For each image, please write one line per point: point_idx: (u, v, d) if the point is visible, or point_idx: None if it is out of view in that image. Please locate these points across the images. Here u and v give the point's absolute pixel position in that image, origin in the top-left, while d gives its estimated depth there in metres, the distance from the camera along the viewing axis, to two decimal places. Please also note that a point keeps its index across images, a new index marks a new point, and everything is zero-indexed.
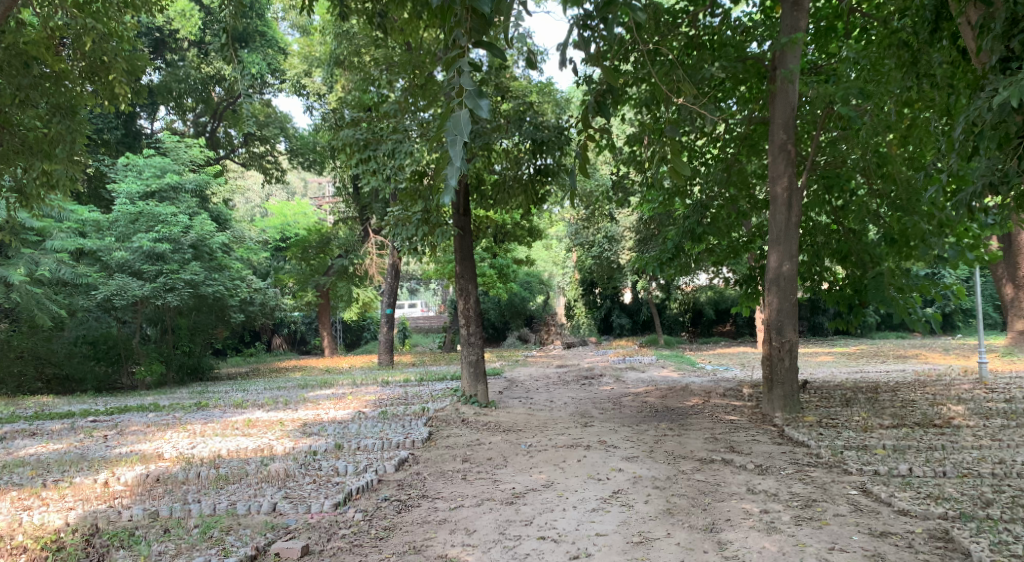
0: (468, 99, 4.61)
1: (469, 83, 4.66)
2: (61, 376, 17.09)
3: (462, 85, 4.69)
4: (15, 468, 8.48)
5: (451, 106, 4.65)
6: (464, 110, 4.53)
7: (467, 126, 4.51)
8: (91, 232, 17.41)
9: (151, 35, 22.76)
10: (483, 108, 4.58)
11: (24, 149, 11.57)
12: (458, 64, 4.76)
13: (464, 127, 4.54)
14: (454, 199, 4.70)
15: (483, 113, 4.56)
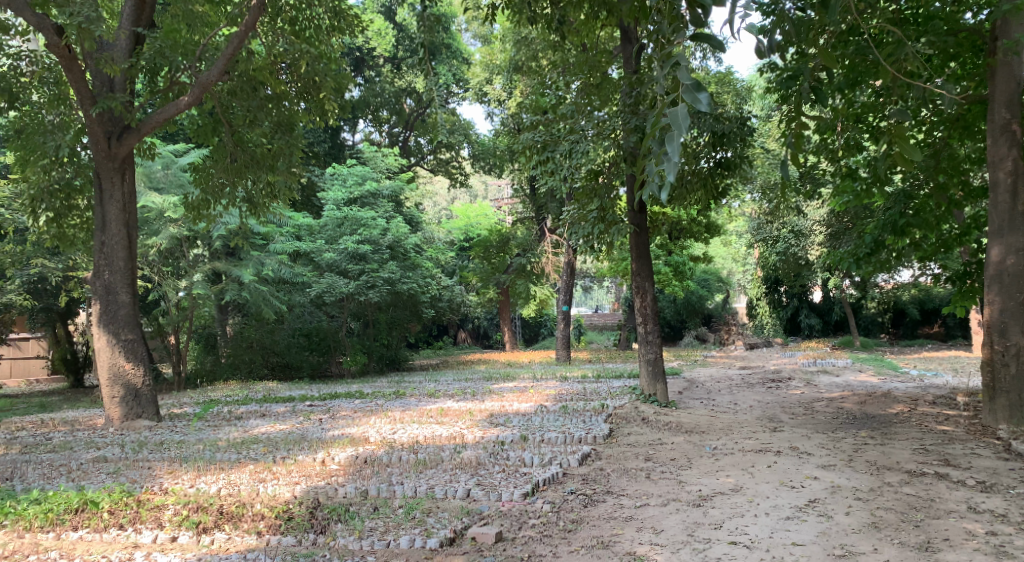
0: (685, 94, 4.36)
1: (686, 75, 4.40)
2: (282, 363, 18.97)
3: (678, 78, 4.44)
4: (251, 443, 9.60)
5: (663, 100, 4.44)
6: (681, 104, 4.31)
7: (685, 120, 4.30)
8: (306, 235, 19.08)
9: (353, 54, 24.53)
10: (701, 102, 4.34)
11: (253, 163, 13.21)
12: (674, 57, 4.50)
13: (682, 122, 4.32)
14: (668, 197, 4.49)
15: (702, 108, 4.31)
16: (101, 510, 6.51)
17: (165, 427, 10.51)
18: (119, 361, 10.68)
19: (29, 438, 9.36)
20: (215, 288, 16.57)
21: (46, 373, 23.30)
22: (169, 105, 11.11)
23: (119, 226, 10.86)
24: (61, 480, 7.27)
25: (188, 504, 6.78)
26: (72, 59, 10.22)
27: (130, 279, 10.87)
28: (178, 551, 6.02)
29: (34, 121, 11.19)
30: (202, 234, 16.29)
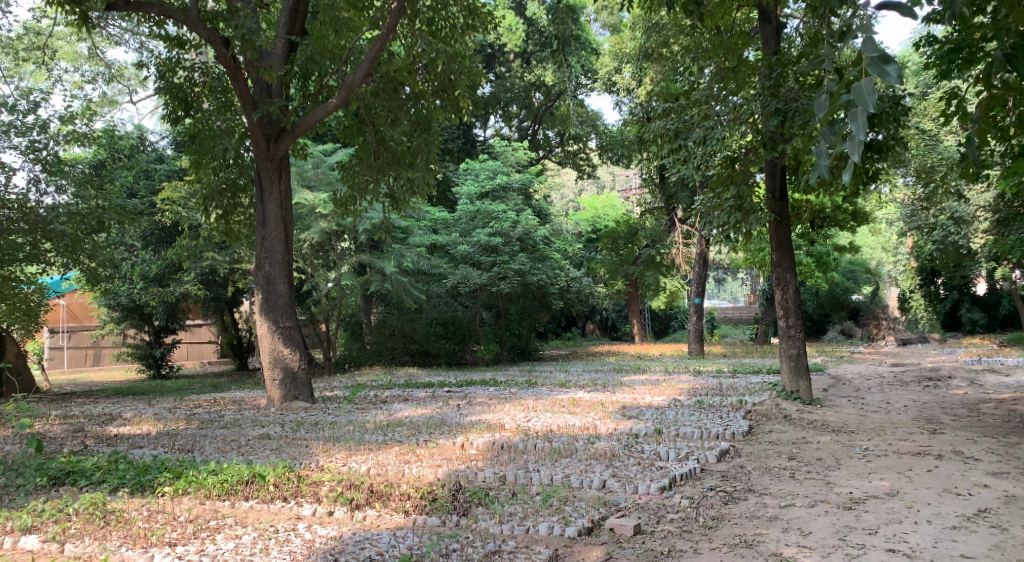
0: (870, 66, 4.23)
1: (870, 46, 4.26)
2: (421, 352, 19.74)
3: (860, 51, 4.29)
4: (395, 426, 10.05)
5: (849, 77, 4.26)
6: (869, 78, 4.12)
7: (871, 95, 4.10)
8: (441, 229, 19.71)
9: (484, 51, 25.06)
10: (891, 75, 4.20)
11: (394, 161, 13.80)
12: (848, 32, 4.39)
13: (868, 97, 4.12)
14: (853, 177, 4.41)
15: (892, 81, 4.18)
16: (267, 482, 6.77)
17: (319, 409, 11.21)
18: (278, 346, 11.48)
19: (203, 415, 10.22)
20: (360, 279, 17.45)
21: (215, 356, 25.43)
22: (320, 107, 11.72)
23: (278, 222, 11.68)
24: (232, 454, 7.87)
25: (342, 480, 6.92)
26: (237, 69, 11.05)
27: (286, 269, 11.66)
28: (335, 524, 6.11)
29: (204, 126, 12.11)
30: (349, 229, 17.18)
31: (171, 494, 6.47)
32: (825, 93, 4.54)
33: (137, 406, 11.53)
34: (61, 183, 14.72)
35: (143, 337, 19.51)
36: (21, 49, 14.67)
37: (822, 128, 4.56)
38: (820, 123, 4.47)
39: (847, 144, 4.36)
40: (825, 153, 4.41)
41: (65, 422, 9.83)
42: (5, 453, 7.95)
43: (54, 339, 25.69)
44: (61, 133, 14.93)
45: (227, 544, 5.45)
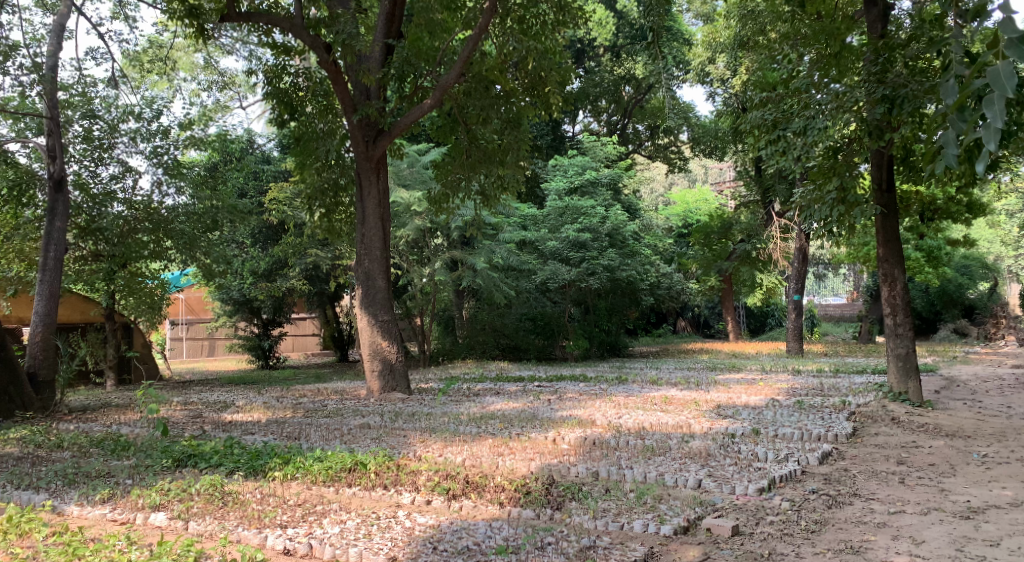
0: (1009, 49, 4.06)
1: (1010, 26, 4.08)
2: (512, 347, 20.00)
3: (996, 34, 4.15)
4: (488, 419, 10.24)
5: (983, 61, 4.13)
6: (1007, 61, 3.97)
7: (1011, 78, 3.94)
8: (531, 225, 19.85)
9: (574, 46, 24.54)
10: None
11: (485, 158, 14.08)
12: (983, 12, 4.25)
13: (1006, 80, 3.97)
14: (987, 167, 4.29)
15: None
16: (369, 471, 7.03)
17: (416, 400, 11.52)
18: (377, 339, 11.89)
19: (308, 404, 10.68)
20: (453, 275, 17.76)
21: (317, 349, 26.42)
22: (415, 107, 11.99)
23: (376, 220, 12.08)
24: (336, 442, 8.22)
25: (438, 471, 7.09)
26: (338, 73, 11.49)
27: (384, 265, 12.04)
28: (433, 513, 6.25)
29: (308, 129, 12.76)
30: (442, 226, 17.53)
31: (280, 479, 6.81)
32: (955, 78, 4.45)
33: (249, 395, 12.16)
34: (181, 184, 15.67)
35: (252, 329, 20.50)
36: (146, 61, 15.65)
37: (951, 117, 4.46)
38: (948, 110, 4.42)
39: (978, 132, 4.30)
40: (953, 141, 4.37)
41: (185, 408, 10.45)
42: (136, 435, 8.57)
43: (173, 331, 27.12)
44: (180, 138, 15.87)
45: (333, 528, 5.70)
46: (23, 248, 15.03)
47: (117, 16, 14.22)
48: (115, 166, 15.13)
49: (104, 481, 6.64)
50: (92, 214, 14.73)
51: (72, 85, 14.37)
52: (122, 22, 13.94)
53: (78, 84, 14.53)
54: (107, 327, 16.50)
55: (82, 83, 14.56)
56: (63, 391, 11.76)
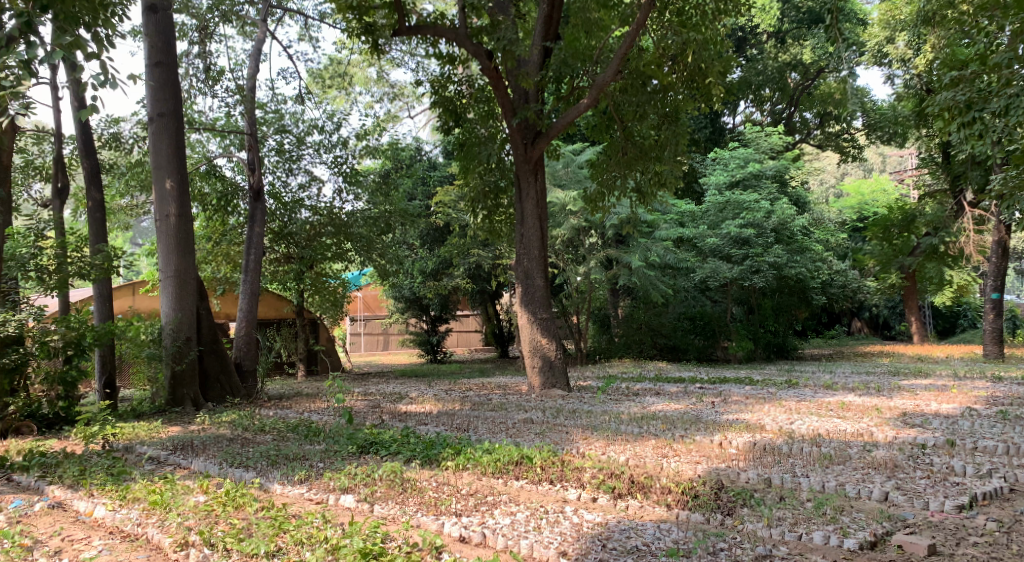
0: None
1: None
2: (671, 346, 19.71)
3: None
4: (650, 419, 10.13)
5: None
6: None
7: None
8: (689, 221, 19.45)
9: (734, 33, 23.44)
10: None
11: (641, 154, 13.81)
12: None
13: None
14: None
15: None
16: (535, 465, 7.14)
17: (576, 397, 11.61)
18: (537, 336, 12.08)
19: (474, 397, 11.05)
20: (610, 273, 17.74)
21: (480, 345, 27.20)
22: (573, 106, 12.07)
23: (535, 221, 12.31)
24: (502, 436, 8.44)
25: (603, 468, 7.06)
26: (499, 78, 11.82)
27: (543, 264, 12.24)
28: (600, 511, 6.24)
29: (469, 134, 13.20)
30: (598, 224, 17.54)
31: (453, 469, 7.07)
32: None
33: (420, 387, 12.74)
34: (358, 191, 16.76)
35: (422, 325, 21.40)
36: (327, 78, 16.80)
37: None
38: None
39: None
40: None
41: (365, 399, 11.12)
42: (324, 423, 9.23)
43: (352, 326, 28.87)
44: (358, 148, 16.86)
45: (504, 519, 5.86)
46: (229, 250, 16.56)
47: (303, 39, 15.35)
48: (303, 176, 16.32)
49: (301, 463, 7.21)
50: (284, 219, 16.19)
51: (267, 104, 15.83)
52: (307, 43, 15.04)
53: (272, 103, 15.90)
54: (297, 323, 17.84)
55: (275, 101, 15.91)
56: (265, 380, 12.83)
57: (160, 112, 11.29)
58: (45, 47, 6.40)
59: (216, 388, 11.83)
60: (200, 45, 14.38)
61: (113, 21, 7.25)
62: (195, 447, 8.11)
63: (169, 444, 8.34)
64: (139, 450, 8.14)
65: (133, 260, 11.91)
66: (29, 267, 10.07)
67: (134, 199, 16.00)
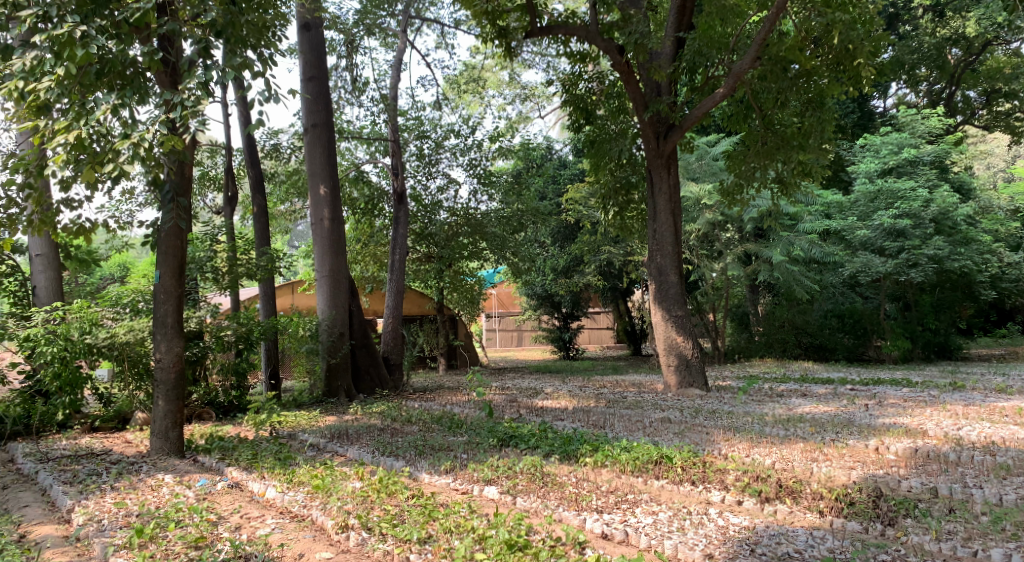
0: None
1: None
2: (817, 345, 18.88)
3: None
4: (797, 422, 9.69)
5: None
6: None
7: None
8: (836, 212, 18.48)
9: (886, 11, 22.05)
10: None
11: (783, 144, 13.12)
12: None
13: None
14: None
15: None
16: (675, 465, 6.95)
17: (715, 397, 11.28)
18: (672, 334, 11.81)
19: (610, 394, 10.96)
20: (750, 269, 17.20)
21: (614, 342, 27.03)
22: (708, 96, 11.71)
23: (668, 215, 12.06)
24: (640, 434, 8.32)
25: (748, 471, 6.78)
26: (631, 72, 11.63)
27: (677, 260, 11.96)
28: (746, 515, 6.01)
29: (602, 131, 13.11)
30: (736, 218, 17.09)
31: (591, 465, 7.00)
32: None
33: (555, 383, 12.78)
34: (492, 192, 17.11)
35: (554, 322, 21.47)
36: (463, 83, 17.16)
37: None
38: None
39: None
40: None
41: (503, 393, 11.26)
42: (466, 415, 9.44)
43: (488, 322, 29.44)
44: (491, 149, 17.10)
45: (646, 518, 5.75)
46: (376, 251, 17.25)
47: (440, 46, 15.71)
48: (441, 178, 16.75)
49: (446, 454, 7.39)
50: (425, 221, 16.78)
51: (408, 112, 16.37)
52: (443, 52, 15.42)
53: (413, 110, 16.42)
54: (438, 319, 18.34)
55: (415, 109, 16.42)
56: (410, 373, 13.26)
57: (314, 123, 11.94)
58: (218, 70, 6.82)
59: (366, 380, 12.32)
60: (348, 58, 15.05)
61: (277, 41, 7.71)
62: (349, 436, 8.48)
63: (328, 432, 8.78)
64: (301, 437, 8.62)
65: (292, 261, 12.63)
66: (206, 269, 11.01)
67: (293, 204, 16.86)
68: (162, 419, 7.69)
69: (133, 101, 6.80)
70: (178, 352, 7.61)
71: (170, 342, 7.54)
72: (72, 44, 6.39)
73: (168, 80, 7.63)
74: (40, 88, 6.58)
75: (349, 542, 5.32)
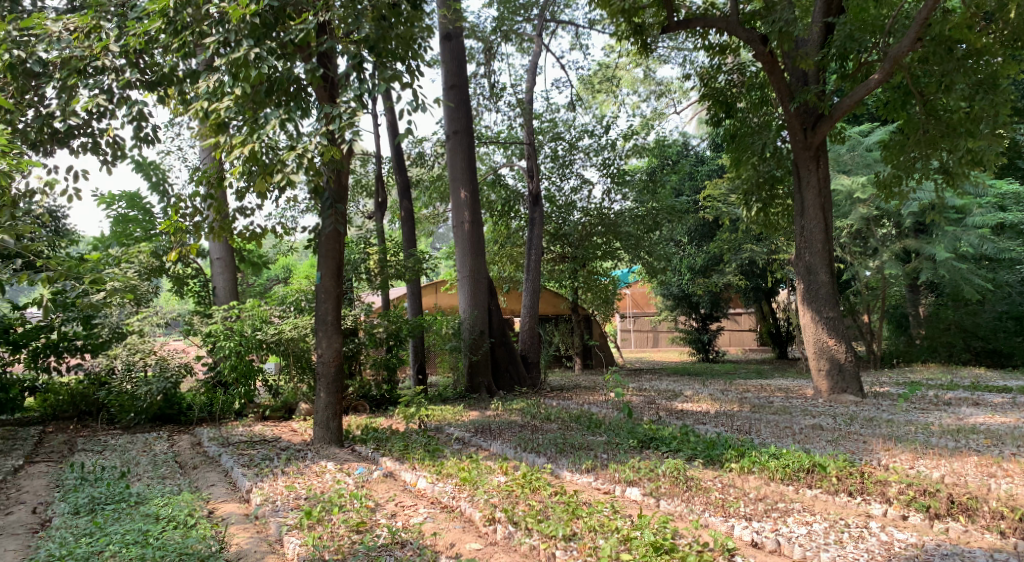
0: None
1: None
2: (989, 350, 17.57)
3: None
4: (969, 433, 9.08)
5: None
6: None
7: None
8: (1011, 204, 17.12)
9: None
10: None
11: (948, 131, 12.29)
12: None
13: None
14: None
15: None
16: (830, 474, 6.68)
17: (872, 405, 10.75)
18: (823, 337, 11.36)
19: (755, 399, 10.68)
20: (910, 267, 16.27)
21: (758, 343, 26.22)
22: (861, 83, 11.16)
23: (817, 212, 11.60)
24: (789, 441, 8.07)
25: (913, 484, 6.43)
26: (774, 63, 11.26)
27: (827, 259, 11.49)
28: (913, 531, 5.73)
29: (744, 125, 12.79)
30: (894, 214, 16.46)
31: (738, 471, 6.87)
32: None
33: (696, 386, 12.55)
34: (626, 191, 17.00)
35: (692, 323, 21.08)
36: (597, 83, 17.22)
37: None
38: None
39: None
40: None
41: (643, 394, 11.22)
42: (605, 415, 9.48)
43: (624, 323, 29.32)
44: (625, 148, 17.02)
45: (799, 529, 5.61)
46: (512, 251, 17.52)
47: (574, 47, 15.79)
48: (575, 179, 16.84)
49: (586, 453, 7.47)
50: (559, 221, 16.94)
51: (543, 114, 16.58)
52: (578, 53, 15.53)
53: (547, 112, 16.62)
54: (574, 318, 18.44)
55: (550, 110, 16.61)
56: (548, 371, 13.42)
57: (454, 129, 12.35)
58: (372, 83, 7.20)
59: (506, 377, 12.60)
60: (486, 65, 15.42)
61: (424, 53, 8.04)
62: (493, 431, 8.73)
63: (472, 426, 9.08)
64: (447, 431, 8.95)
65: (435, 262, 13.11)
66: (359, 271, 11.70)
67: (435, 209, 17.37)
68: (324, 410, 8.21)
69: (297, 115, 7.32)
70: (337, 348, 8.11)
71: (330, 338, 8.06)
72: (247, 66, 6.99)
73: (326, 93, 8.15)
74: (222, 107, 7.17)
75: (497, 536, 5.50)
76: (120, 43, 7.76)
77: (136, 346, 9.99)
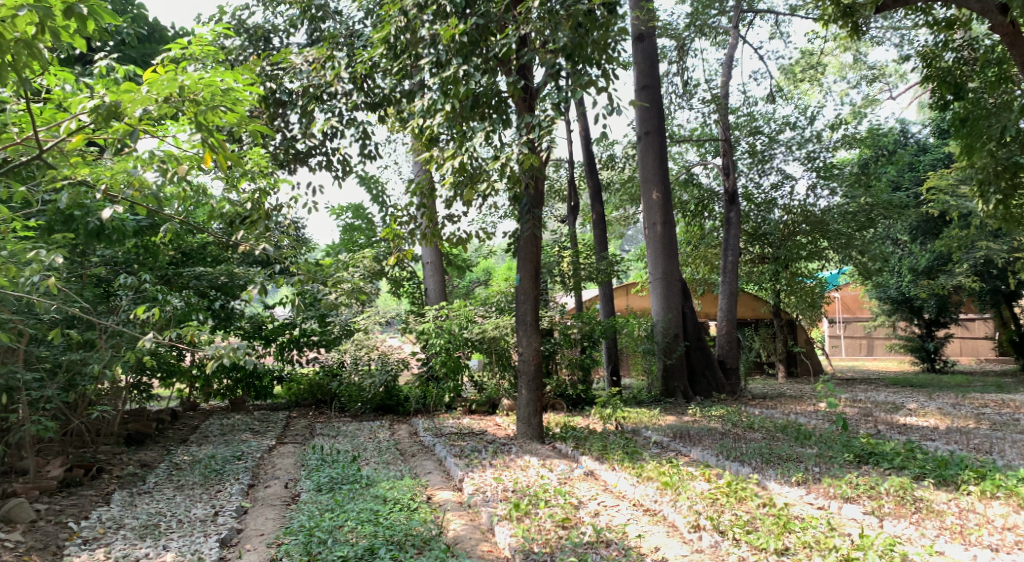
0: None
1: None
2: None
3: None
4: None
5: None
6: None
7: None
8: None
9: None
10: None
11: None
12: None
13: None
14: None
15: None
16: None
17: None
18: None
19: (992, 415, 9.68)
20: None
21: (993, 352, 23.75)
22: None
23: None
24: None
25: None
26: (1017, 35, 10.10)
27: None
28: None
29: (978, 107, 11.61)
30: None
31: (978, 494, 6.24)
32: None
33: (919, 399, 11.56)
34: (834, 185, 16.01)
35: (914, 330, 19.44)
36: (799, 71, 16.41)
37: None
38: None
39: None
40: None
41: (857, 405, 10.52)
42: (814, 426, 8.99)
43: (834, 328, 27.63)
44: (832, 139, 16.07)
45: None
46: (706, 253, 17.08)
47: (774, 36, 15.13)
48: (776, 175, 16.13)
49: (795, 465, 7.13)
50: (758, 220, 16.29)
51: (739, 108, 16.06)
52: (778, 41, 14.86)
53: (744, 106, 16.06)
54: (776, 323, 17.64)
55: (747, 104, 16.04)
56: (748, 378, 12.92)
57: (647, 130, 12.26)
58: (568, 91, 7.31)
59: (703, 383, 12.29)
60: (678, 63, 15.17)
61: (620, 52, 8.03)
62: (692, 437, 8.56)
63: (670, 431, 8.95)
64: (644, 434, 8.89)
65: (627, 265, 13.07)
66: (554, 274, 11.94)
67: (626, 211, 17.31)
68: (525, 407, 8.43)
69: (499, 128, 7.59)
70: (536, 348, 8.31)
71: (529, 338, 8.27)
72: (457, 83, 7.39)
73: (524, 105, 8.36)
74: (434, 123, 7.60)
75: (703, 543, 5.39)
76: (348, 69, 8.46)
77: (362, 341, 10.66)
